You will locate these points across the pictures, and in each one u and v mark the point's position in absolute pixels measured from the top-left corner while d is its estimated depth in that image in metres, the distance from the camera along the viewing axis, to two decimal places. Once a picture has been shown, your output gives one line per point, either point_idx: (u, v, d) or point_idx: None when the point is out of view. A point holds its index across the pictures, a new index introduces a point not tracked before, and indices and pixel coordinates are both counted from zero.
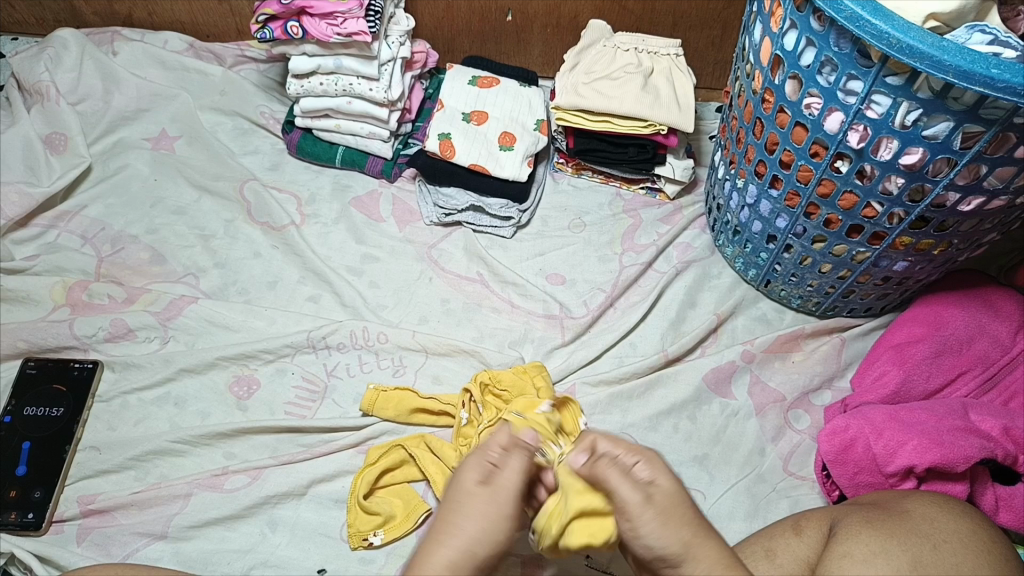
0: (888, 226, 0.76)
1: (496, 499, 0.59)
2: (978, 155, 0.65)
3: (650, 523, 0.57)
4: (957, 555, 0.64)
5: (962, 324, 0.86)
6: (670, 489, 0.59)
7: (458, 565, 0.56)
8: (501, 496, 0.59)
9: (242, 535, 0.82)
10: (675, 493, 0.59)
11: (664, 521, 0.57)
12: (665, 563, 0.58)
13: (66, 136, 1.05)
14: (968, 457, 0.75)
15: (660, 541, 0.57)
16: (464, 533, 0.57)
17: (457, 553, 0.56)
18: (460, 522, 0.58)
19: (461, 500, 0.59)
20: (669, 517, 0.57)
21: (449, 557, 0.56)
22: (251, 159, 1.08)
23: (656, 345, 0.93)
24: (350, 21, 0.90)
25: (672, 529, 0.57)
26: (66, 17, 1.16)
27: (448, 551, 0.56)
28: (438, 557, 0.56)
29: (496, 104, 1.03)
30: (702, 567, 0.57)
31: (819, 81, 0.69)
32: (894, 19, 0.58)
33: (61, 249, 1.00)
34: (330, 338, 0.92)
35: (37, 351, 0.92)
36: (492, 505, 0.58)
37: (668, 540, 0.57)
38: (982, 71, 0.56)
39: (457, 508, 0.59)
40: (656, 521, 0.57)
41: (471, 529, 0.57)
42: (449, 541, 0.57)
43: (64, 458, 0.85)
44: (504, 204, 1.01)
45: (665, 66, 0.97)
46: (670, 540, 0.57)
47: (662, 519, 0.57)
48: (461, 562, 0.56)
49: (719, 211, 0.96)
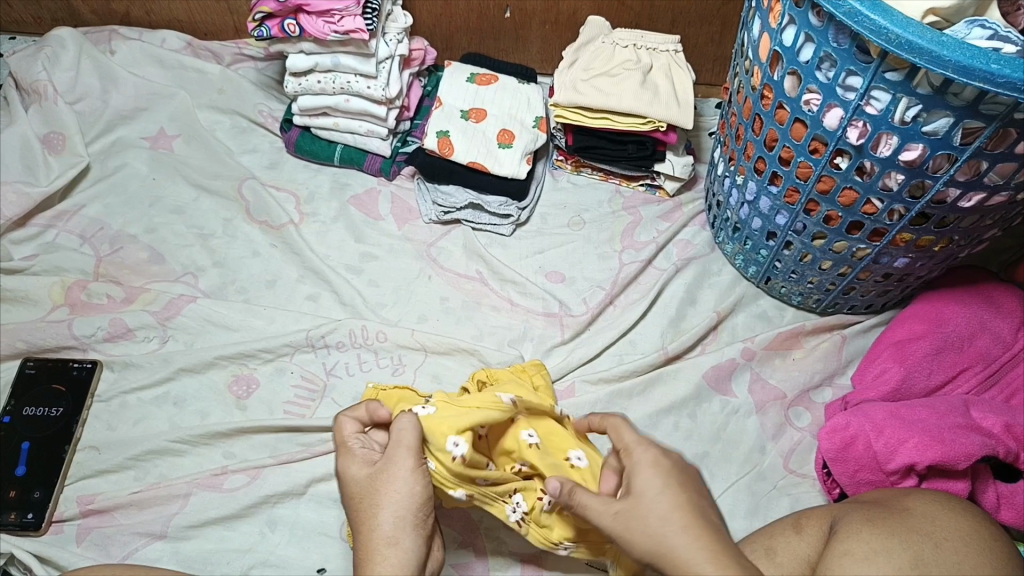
0: (888, 223, 0.76)
1: (390, 465, 0.63)
2: (979, 151, 0.64)
3: (621, 537, 0.57)
4: (959, 553, 0.63)
5: (963, 320, 0.86)
6: (648, 485, 0.58)
7: (397, 531, 0.61)
8: (394, 460, 0.63)
9: (242, 535, 0.82)
10: (647, 498, 0.57)
11: (631, 532, 0.57)
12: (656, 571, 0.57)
13: (64, 136, 1.05)
14: (970, 455, 0.75)
15: (635, 552, 0.57)
16: (384, 507, 0.62)
17: (390, 525, 0.61)
18: (375, 503, 0.62)
19: (363, 490, 0.63)
20: (635, 524, 0.57)
21: (388, 532, 0.61)
22: (250, 157, 1.08)
23: (656, 342, 0.93)
24: (347, 19, 0.89)
25: (638, 540, 0.56)
26: (64, 16, 1.16)
27: (382, 529, 0.61)
28: (377, 537, 0.61)
29: (494, 101, 1.02)
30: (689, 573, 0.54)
31: (818, 76, 0.69)
32: (893, 14, 0.58)
33: (59, 249, 1.00)
34: (328, 337, 0.92)
35: (36, 352, 0.92)
36: (390, 468, 0.63)
37: (639, 551, 0.56)
38: (983, 66, 0.55)
39: (366, 495, 0.63)
40: (620, 532, 0.57)
41: (382, 499, 0.62)
42: (378, 522, 0.62)
43: (64, 458, 0.86)
44: (503, 202, 1.00)
45: (664, 62, 0.97)
46: (638, 549, 0.56)
47: (626, 532, 0.57)
48: (397, 530, 0.61)
49: (719, 208, 0.96)
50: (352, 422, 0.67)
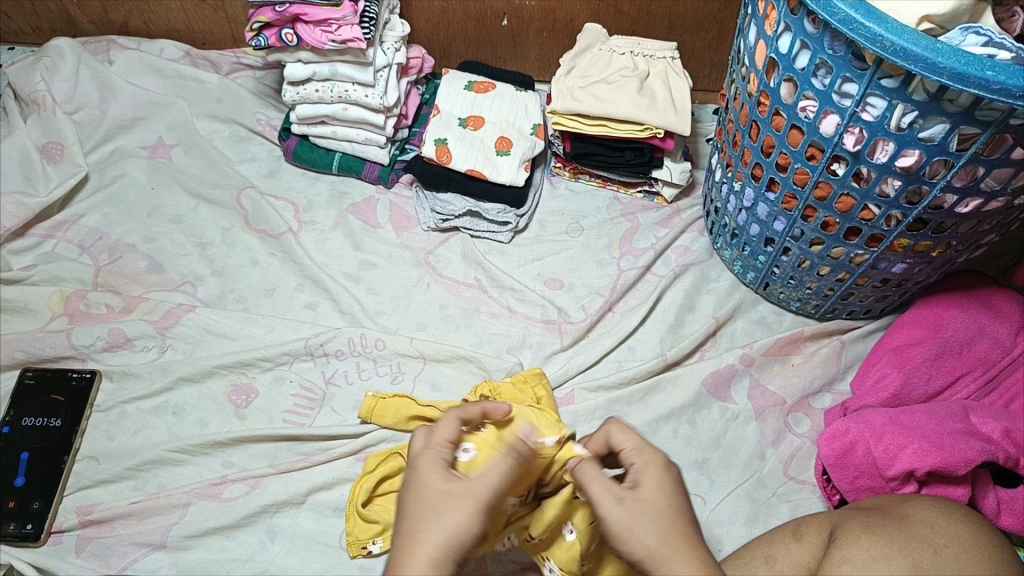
0: (886, 229, 0.76)
1: (466, 492, 0.56)
2: (975, 157, 0.64)
3: (620, 525, 0.55)
4: (958, 560, 0.63)
5: (962, 325, 0.86)
6: (656, 487, 0.57)
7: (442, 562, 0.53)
8: (473, 488, 0.56)
9: (241, 544, 0.82)
10: (657, 499, 0.56)
11: (633, 524, 0.55)
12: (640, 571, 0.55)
13: (63, 145, 1.06)
14: (969, 460, 0.75)
15: (628, 546, 0.55)
16: (440, 528, 0.54)
17: (440, 550, 0.53)
18: (432, 517, 0.55)
19: (428, 498, 0.56)
20: (640, 522, 0.55)
21: (436, 558, 0.53)
22: (248, 166, 1.08)
23: (655, 349, 0.93)
24: (344, 28, 0.89)
25: (641, 533, 0.54)
26: (63, 26, 1.16)
27: (429, 547, 0.53)
28: (419, 555, 0.53)
29: (492, 109, 1.03)
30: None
31: (813, 84, 0.69)
32: (888, 21, 0.58)
33: (58, 258, 1.00)
34: (327, 345, 0.92)
35: (35, 361, 0.92)
36: (468, 496, 0.56)
37: (634, 543, 0.54)
38: (977, 72, 0.56)
39: (429, 505, 0.56)
40: (623, 523, 0.55)
41: (443, 520, 0.54)
42: (428, 538, 0.54)
43: (63, 468, 0.86)
44: (502, 209, 1.01)
45: (660, 69, 0.97)
46: (635, 545, 0.54)
47: (630, 523, 0.55)
48: (443, 560, 0.53)
49: (717, 214, 0.96)
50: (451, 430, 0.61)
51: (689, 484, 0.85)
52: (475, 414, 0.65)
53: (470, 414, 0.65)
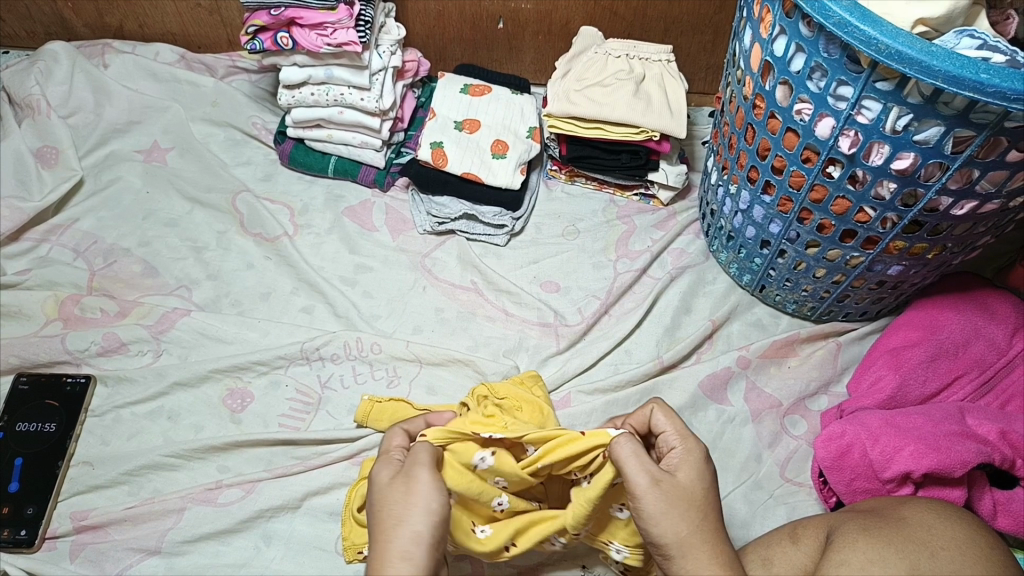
0: (881, 231, 0.76)
1: (412, 477, 0.61)
2: (970, 159, 0.64)
3: (656, 508, 0.59)
4: (956, 562, 0.63)
5: (958, 327, 0.86)
6: (691, 479, 0.61)
7: (413, 549, 0.57)
8: (416, 473, 0.61)
9: (236, 549, 0.81)
10: (691, 488, 0.60)
11: (666, 508, 0.59)
12: (659, 551, 0.60)
13: (57, 149, 1.05)
14: (965, 462, 0.75)
15: (658, 528, 0.59)
16: (401, 519, 0.58)
17: (406, 539, 0.57)
18: (393, 510, 0.59)
19: (380, 497, 0.61)
20: (674, 509, 0.59)
21: (403, 545, 0.57)
22: (243, 170, 1.08)
23: (651, 353, 0.93)
24: (340, 32, 0.89)
25: (673, 516, 0.59)
26: (57, 30, 1.16)
27: (398, 541, 0.57)
28: (391, 551, 0.57)
29: (488, 111, 1.03)
30: (694, 564, 0.58)
31: (809, 86, 0.69)
32: (882, 24, 0.58)
33: (53, 263, 0.99)
34: (323, 349, 0.91)
35: (29, 366, 0.92)
36: (411, 484, 0.60)
37: (666, 526, 0.58)
38: (972, 75, 0.56)
39: (385, 504, 0.60)
40: (659, 506, 0.58)
41: (400, 510, 0.59)
42: (395, 533, 0.58)
43: (57, 473, 0.85)
44: (498, 212, 1.00)
45: (656, 71, 0.97)
46: (666, 530, 0.59)
47: (665, 507, 0.58)
48: (414, 546, 0.57)
49: (713, 216, 0.96)
50: (400, 438, 0.68)
51: None
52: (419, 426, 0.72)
53: (413, 427, 0.71)
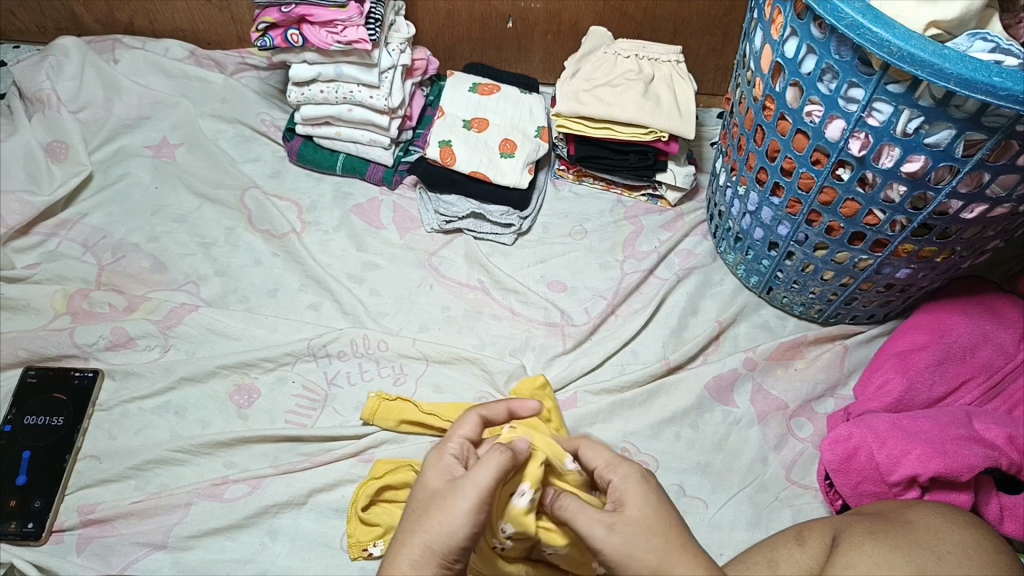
0: (890, 234, 0.76)
1: (453, 494, 0.57)
2: (981, 163, 0.64)
3: (622, 553, 0.55)
4: (962, 566, 0.63)
5: (966, 331, 0.85)
6: (641, 505, 0.58)
7: (421, 563, 0.56)
8: (462, 491, 0.57)
9: (242, 545, 0.81)
10: (638, 512, 0.57)
11: (630, 547, 0.55)
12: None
13: (67, 145, 1.06)
14: (972, 466, 0.75)
15: (631, 570, 0.55)
16: (425, 530, 0.56)
17: (419, 551, 0.56)
18: (423, 516, 0.57)
19: (417, 498, 0.60)
20: (634, 545, 0.55)
21: (414, 555, 0.56)
22: (252, 167, 1.08)
23: (657, 353, 0.93)
24: (350, 29, 0.89)
25: (640, 554, 0.55)
26: (68, 25, 1.16)
27: (413, 549, 0.56)
28: (403, 557, 0.57)
29: (496, 111, 1.03)
30: None
31: (819, 88, 0.69)
32: (894, 27, 0.58)
33: (62, 257, 1.00)
34: (330, 346, 0.92)
35: (37, 360, 0.92)
36: (451, 501, 0.57)
37: (637, 567, 0.55)
38: (985, 79, 0.56)
39: (418, 506, 0.59)
40: (621, 547, 0.55)
41: (428, 523, 0.57)
42: (414, 538, 0.57)
43: (64, 467, 0.85)
44: (505, 212, 1.00)
45: (666, 72, 0.97)
46: (638, 570, 0.55)
47: (626, 547, 0.55)
48: (423, 560, 0.56)
49: (721, 218, 0.96)
50: (469, 424, 0.65)
51: (691, 487, 0.85)
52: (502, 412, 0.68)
53: (495, 412, 0.68)
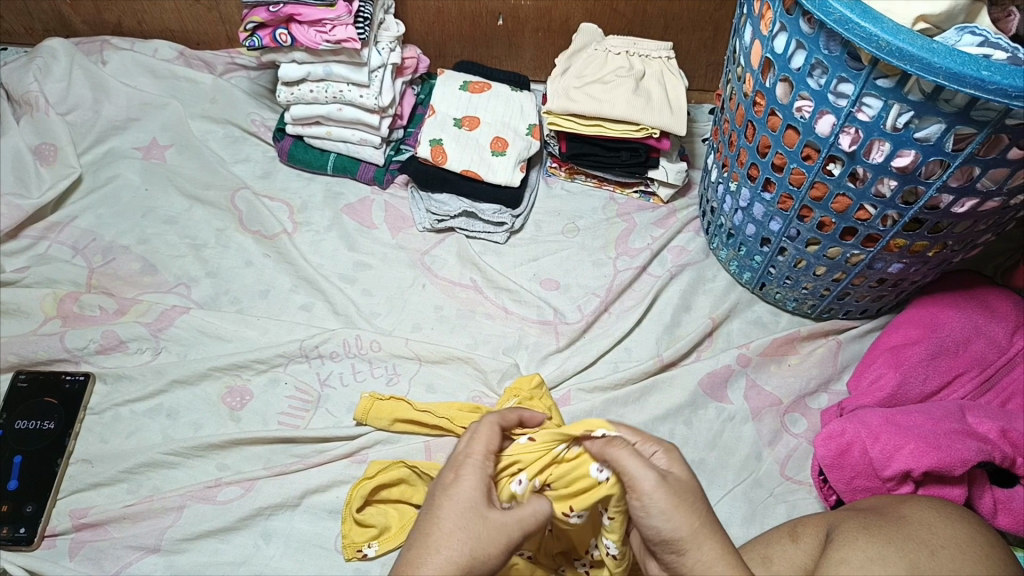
0: (882, 229, 0.76)
1: (505, 526, 0.57)
2: (971, 157, 0.64)
3: (667, 506, 0.57)
4: (955, 561, 0.63)
5: (958, 325, 0.85)
6: (685, 477, 0.60)
7: None
8: (511, 525, 0.57)
9: (236, 547, 0.81)
10: (681, 480, 0.59)
11: (676, 502, 0.57)
12: (669, 548, 0.58)
13: (56, 147, 1.05)
14: (965, 461, 0.75)
15: (670, 524, 0.57)
16: (469, 554, 0.55)
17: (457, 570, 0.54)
18: (463, 535, 0.55)
19: (460, 509, 0.57)
20: (680, 503, 0.57)
21: None
22: (243, 167, 1.08)
23: (651, 350, 0.93)
24: (338, 28, 0.89)
25: (683, 511, 0.57)
26: (56, 26, 1.15)
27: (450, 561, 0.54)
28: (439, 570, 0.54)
29: (487, 108, 1.02)
30: (703, 559, 0.57)
31: (809, 84, 0.69)
32: (883, 21, 0.58)
33: (51, 260, 0.99)
34: (322, 346, 0.91)
35: (28, 364, 0.92)
36: (500, 532, 0.56)
37: (678, 521, 0.57)
38: (973, 73, 0.55)
39: (459, 519, 0.56)
40: (668, 502, 0.57)
41: (473, 546, 0.55)
42: (453, 550, 0.55)
43: (56, 471, 0.85)
44: (498, 210, 1.00)
45: (656, 69, 0.97)
46: (679, 524, 0.57)
47: (674, 503, 0.57)
48: None
49: (713, 214, 0.96)
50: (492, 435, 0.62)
51: None
52: (514, 421, 0.67)
53: (509, 421, 0.66)
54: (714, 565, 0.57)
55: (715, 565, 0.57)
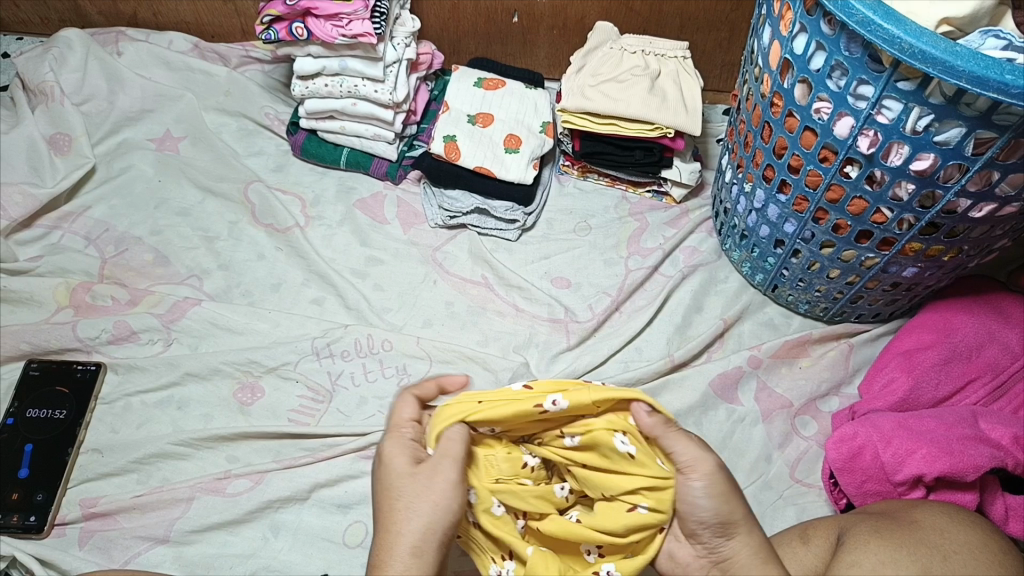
0: (898, 232, 0.75)
1: (435, 472, 0.60)
2: (991, 161, 0.64)
3: (726, 492, 0.62)
4: (967, 566, 0.63)
5: (972, 331, 0.85)
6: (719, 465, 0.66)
7: (422, 545, 0.60)
8: (439, 467, 0.61)
9: (244, 540, 0.81)
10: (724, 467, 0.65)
11: (729, 487, 0.63)
12: (720, 533, 0.64)
13: (70, 137, 1.05)
14: (978, 466, 0.75)
15: (728, 506, 0.63)
16: (418, 516, 0.60)
17: (416, 536, 0.60)
18: (410, 502, 0.60)
19: (397, 486, 0.62)
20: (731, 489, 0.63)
21: (413, 543, 0.60)
22: (256, 160, 1.08)
23: (662, 350, 0.93)
24: (355, 23, 0.89)
25: (735, 496, 0.63)
26: (71, 17, 1.16)
27: (408, 536, 0.60)
28: (400, 546, 0.60)
29: (501, 106, 1.02)
30: (751, 543, 0.64)
31: (829, 85, 0.68)
32: (906, 23, 0.58)
33: (65, 250, 1.00)
34: (334, 345, 0.92)
35: (40, 353, 0.92)
36: (431, 483, 0.60)
37: (735, 503, 0.63)
38: (997, 77, 0.55)
39: (400, 493, 0.61)
40: (726, 486, 0.63)
41: (418, 510, 0.60)
42: (407, 527, 0.60)
43: (67, 460, 0.85)
44: (509, 207, 1.00)
45: (672, 68, 0.97)
46: (735, 508, 0.63)
47: (729, 488, 0.63)
48: (424, 544, 0.60)
49: (726, 215, 0.95)
50: (410, 407, 0.66)
51: None
52: (432, 390, 0.68)
53: (426, 391, 0.67)
54: (759, 551, 0.64)
55: (760, 552, 0.64)
